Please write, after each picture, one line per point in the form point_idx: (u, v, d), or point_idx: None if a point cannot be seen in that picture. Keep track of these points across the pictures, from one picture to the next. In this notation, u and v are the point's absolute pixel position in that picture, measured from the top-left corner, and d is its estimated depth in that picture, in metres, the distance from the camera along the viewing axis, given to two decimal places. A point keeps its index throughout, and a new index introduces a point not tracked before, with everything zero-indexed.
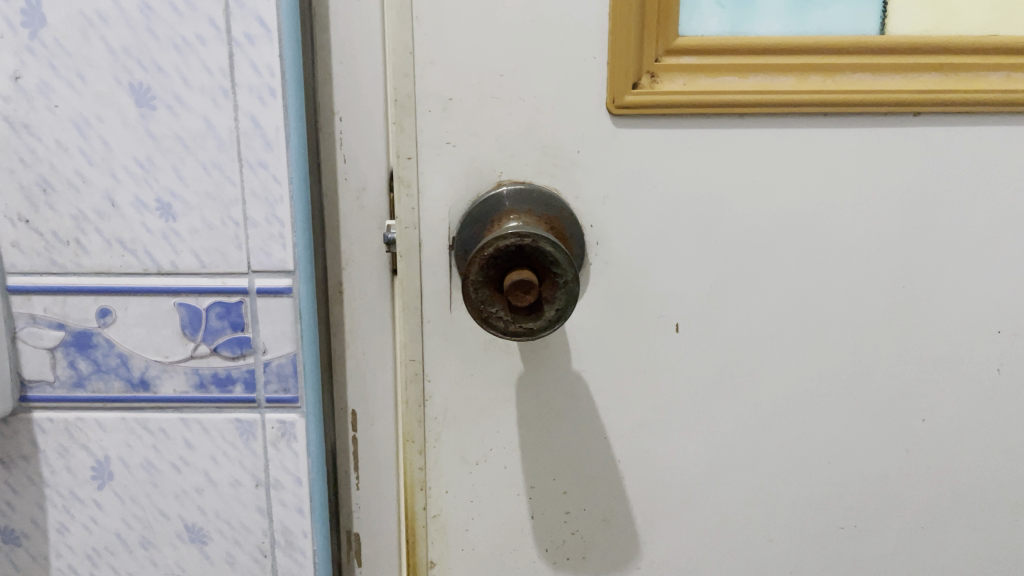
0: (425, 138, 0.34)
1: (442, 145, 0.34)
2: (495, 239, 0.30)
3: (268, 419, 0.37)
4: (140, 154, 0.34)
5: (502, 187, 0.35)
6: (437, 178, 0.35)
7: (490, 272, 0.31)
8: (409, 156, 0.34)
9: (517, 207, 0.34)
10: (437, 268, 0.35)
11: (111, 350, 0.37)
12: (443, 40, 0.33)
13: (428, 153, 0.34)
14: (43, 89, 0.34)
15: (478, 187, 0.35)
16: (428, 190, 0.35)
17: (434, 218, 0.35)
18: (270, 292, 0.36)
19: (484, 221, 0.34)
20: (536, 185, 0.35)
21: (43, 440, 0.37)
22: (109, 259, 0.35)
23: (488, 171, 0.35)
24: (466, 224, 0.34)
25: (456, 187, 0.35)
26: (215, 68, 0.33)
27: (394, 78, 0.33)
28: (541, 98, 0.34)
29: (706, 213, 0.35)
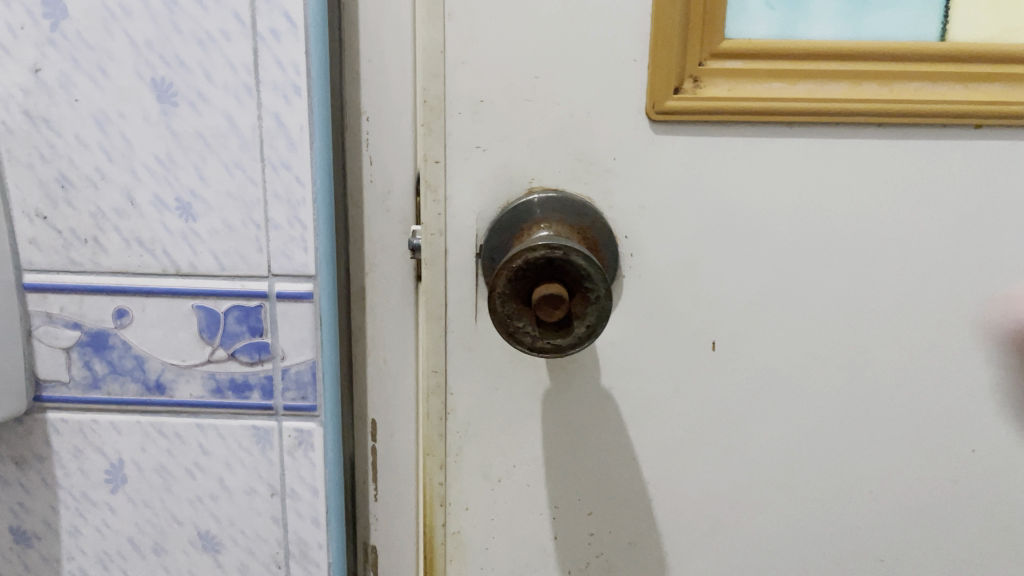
0: (454, 141, 0.33)
1: (472, 149, 0.33)
2: (524, 251, 0.29)
3: (285, 428, 0.36)
4: (161, 151, 0.33)
5: (533, 194, 0.33)
6: (466, 182, 0.33)
7: (517, 285, 0.29)
8: (437, 159, 0.33)
9: (548, 215, 0.32)
10: (462, 277, 0.34)
11: (126, 352, 0.35)
12: (475, 39, 0.31)
13: (457, 156, 0.33)
14: (64, 82, 0.33)
15: (509, 193, 0.33)
16: (456, 196, 0.33)
17: (461, 225, 0.33)
18: (290, 297, 0.35)
19: (514, 229, 0.33)
20: (568, 192, 0.33)
21: (58, 440, 0.36)
22: (127, 259, 0.34)
23: (519, 176, 0.33)
24: (494, 233, 0.33)
25: (484, 193, 0.33)
26: (239, 64, 0.32)
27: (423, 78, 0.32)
28: (578, 102, 0.32)
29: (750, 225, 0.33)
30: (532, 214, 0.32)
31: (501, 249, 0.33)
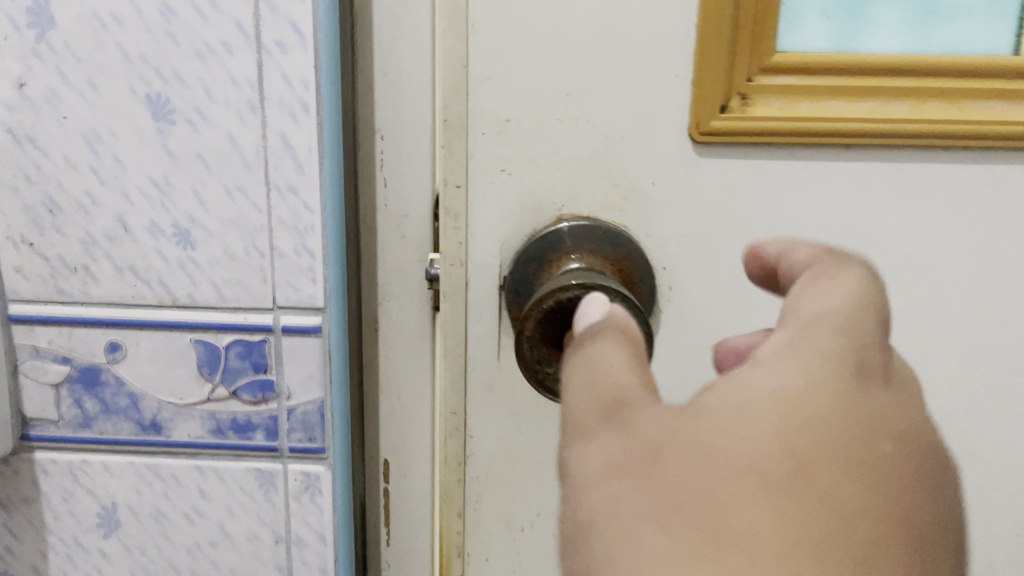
0: (477, 163, 0.29)
1: (497, 172, 0.30)
2: (556, 292, 0.25)
3: (291, 471, 0.33)
4: (156, 173, 0.30)
5: (563, 222, 0.30)
6: (489, 209, 0.30)
7: (547, 327, 0.26)
8: (458, 183, 0.30)
9: (579, 245, 0.29)
10: (484, 311, 0.31)
11: (120, 389, 0.33)
12: (501, 52, 0.28)
13: (480, 180, 0.30)
14: (51, 98, 0.30)
15: (536, 220, 0.30)
16: (478, 223, 0.30)
17: (484, 255, 0.30)
18: (296, 331, 0.32)
19: (541, 261, 0.29)
20: (601, 221, 0.30)
21: (47, 482, 0.34)
22: (120, 289, 0.32)
23: (548, 203, 0.30)
24: (519, 265, 0.30)
25: (509, 220, 0.30)
26: (242, 79, 0.29)
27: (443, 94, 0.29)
28: (614, 121, 0.29)
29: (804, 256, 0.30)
30: (563, 245, 0.29)
31: (528, 282, 0.30)
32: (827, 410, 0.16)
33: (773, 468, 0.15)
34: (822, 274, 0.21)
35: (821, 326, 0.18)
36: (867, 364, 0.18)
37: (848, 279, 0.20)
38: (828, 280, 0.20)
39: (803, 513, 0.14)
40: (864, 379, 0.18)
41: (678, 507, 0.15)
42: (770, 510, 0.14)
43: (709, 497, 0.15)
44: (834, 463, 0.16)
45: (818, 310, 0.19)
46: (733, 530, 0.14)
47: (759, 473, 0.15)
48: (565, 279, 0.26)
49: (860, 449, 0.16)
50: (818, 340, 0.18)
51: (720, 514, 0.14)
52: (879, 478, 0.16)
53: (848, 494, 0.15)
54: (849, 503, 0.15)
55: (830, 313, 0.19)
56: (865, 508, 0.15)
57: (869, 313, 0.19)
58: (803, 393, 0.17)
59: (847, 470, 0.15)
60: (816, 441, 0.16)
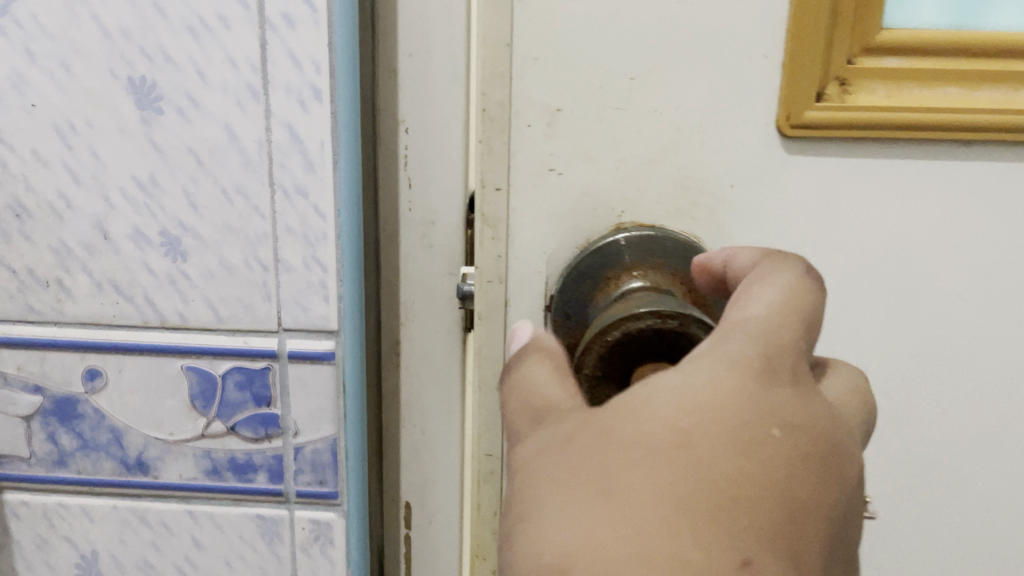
0: (521, 161, 0.24)
1: (544, 171, 0.24)
2: (626, 320, 0.19)
3: (298, 518, 0.29)
4: (140, 171, 0.26)
5: (622, 232, 0.24)
6: (535, 216, 0.24)
7: (613, 366, 0.19)
8: (498, 184, 0.24)
9: (643, 260, 0.23)
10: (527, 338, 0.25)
11: (100, 423, 0.28)
12: (550, 24, 0.22)
13: (523, 181, 0.24)
14: (17, 82, 0.25)
15: (590, 231, 0.24)
16: (520, 234, 0.24)
17: (526, 271, 0.25)
18: (304, 358, 0.27)
19: (596, 278, 0.24)
20: (668, 232, 0.24)
21: (18, 527, 0.29)
22: (100, 308, 0.27)
23: (604, 209, 0.24)
24: (569, 282, 0.24)
25: (558, 230, 0.24)
26: (241, 60, 0.25)
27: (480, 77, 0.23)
28: (686, 112, 0.23)
29: (919, 278, 0.24)
30: (622, 259, 0.24)
31: (580, 304, 0.24)
32: (729, 392, 0.14)
33: (656, 437, 0.14)
34: (755, 283, 0.17)
35: (735, 331, 0.16)
36: (793, 356, 0.16)
37: (779, 287, 0.17)
38: (757, 288, 0.17)
39: (678, 481, 0.13)
40: (789, 376, 0.15)
41: (574, 479, 0.14)
42: (660, 478, 0.13)
43: (590, 471, 0.14)
44: (739, 441, 0.14)
45: (743, 319, 0.16)
46: (605, 496, 0.13)
47: (650, 446, 0.13)
48: (635, 305, 0.20)
49: (763, 428, 0.14)
50: (734, 344, 0.15)
51: (600, 486, 0.13)
52: (783, 460, 0.14)
53: (738, 469, 0.13)
54: (734, 477, 0.13)
55: (762, 326, 0.16)
56: (756, 485, 0.13)
57: (798, 326, 0.16)
58: (698, 377, 0.14)
59: (737, 452, 0.13)
60: (716, 415, 0.14)
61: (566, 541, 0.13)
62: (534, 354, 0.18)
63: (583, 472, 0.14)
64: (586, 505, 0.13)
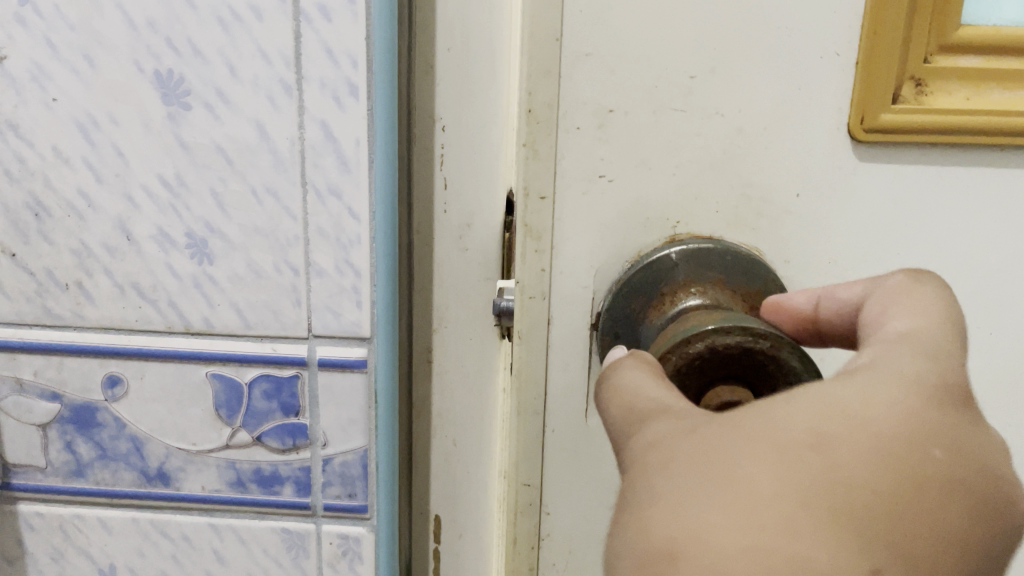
0: (569, 169, 0.21)
1: (593, 178, 0.21)
2: (716, 332, 0.16)
3: (326, 533, 0.27)
4: (166, 169, 0.25)
5: (676, 244, 0.21)
6: (584, 229, 0.21)
7: (691, 381, 0.16)
8: (544, 193, 0.21)
9: (699, 275, 0.21)
10: (571, 358, 0.22)
11: (120, 432, 0.27)
12: (604, 14, 0.19)
13: (571, 190, 0.21)
14: (36, 73, 0.24)
15: (641, 242, 0.22)
16: (567, 246, 0.22)
17: (571, 288, 0.22)
18: (335, 366, 0.26)
19: (649, 293, 0.21)
20: (726, 242, 0.21)
21: (33, 539, 0.28)
22: (122, 312, 0.26)
23: (657, 219, 0.21)
24: (621, 298, 0.21)
25: (606, 243, 0.22)
26: (275, 54, 0.23)
27: (526, 79, 0.20)
28: (750, 116, 0.20)
29: (1002, 296, 0.21)
30: (675, 274, 0.21)
31: (631, 321, 0.22)
32: (886, 405, 0.12)
33: (790, 433, 0.12)
34: (893, 298, 0.15)
35: (892, 345, 0.14)
36: (953, 368, 0.13)
37: (932, 300, 0.15)
38: (904, 296, 0.15)
39: (804, 475, 0.11)
40: (958, 399, 0.13)
41: (690, 461, 0.12)
42: (789, 470, 0.11)
43: (702, 457, 0.12)
44: (891, 457, 0.12)
45: (886, 335, 0.14)
46: (721, 483, 0.11)
47: (784, 439, 0.12)
48: (719, 318, 0.17)
49: (919, 448, 0.12)
50: (893, 358, 0.13)
51: (715, 474, 0.11)
52: (941, 479, 0.12)
53: (879, 481, 0.11)
54: (876, 486, 0.11)
55: (919, 340, 0.14)
56: (899, 497, 0.11)
57: (956, 343, 0.14)
58: (850, 385, 0.12)
59: (886, 466, 0.11)
60: (867, 423, 0.12)
61: (676, 521, 0.11)
62: (641, 355, 0.16)
63: (698, 459, 0.12)
64: (698, 489, 0.11)
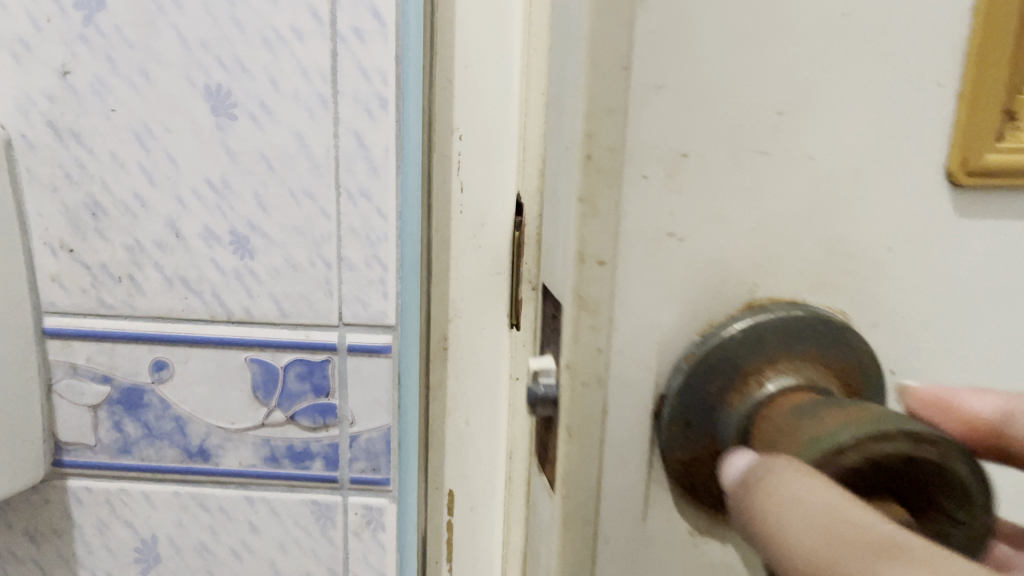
0: (631, 225, 0.14)
1: (657, 236, 0.14)
2: (869, 435, 0.11)
3: (351, 504, 0.30)
4: (213, 173, 0.27)
5: (766, 315, 0.14)
6: (650, 302, 0.14)
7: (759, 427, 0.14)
8: (604, 257, 0.14)
9: (790, 349, 0.14)
10: (631, 456, 0.15)
11: (164, 412, 0.30)
12: (686, 18, 0.13)
13: (633, 253, 0.14)
14: (97, 87, 0.27)
15: (716, 312, 0.14)
16: (624, 332, 0.14)
17: (633, 373, 0.15)
18: (363, 350, 0.29)
19: (731, 375, 0.14)
20: (816, 307, 0.14)
21: (81, 513, 0.31)
22: (169, 302, 0.28)
23: (732, 284, 0.14)
24: (693, 380, 0.14)
25: (667, 324, 0.14)
26: (313, 71, 0.26)
27: (585, 102, 0.13)
28: (852, 151, 0.13)
29: None
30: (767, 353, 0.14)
31: (707, 409, 0.14)
32: None
33: None
34: None
35: None
36: None
37: None
38: None
39: None
40: None
41: None
42: None
43: None
44: None
45: None
46: None
47: None
48: (852, 414, 0.12)
49: None
50: None
51: None
52: None
53: None
54: None
55: None
56: None
57: None
58: None
59: None
60: None
61: None
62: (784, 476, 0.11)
63: None
64: None
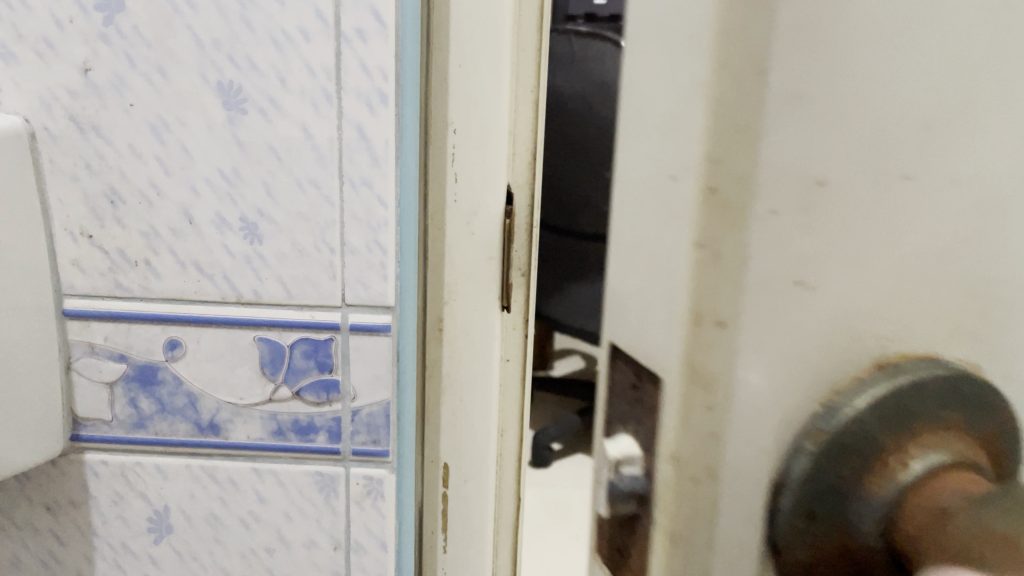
0: (754, 273, 0.14)
1: (782, 284, 0.14)
2: None
3: (353, 475, 0.32)
4: (225, 164, 0.29)
5: (894, 376, 0.14)
6: (770, 352, 0.14)
7: (910, 509, 0.14)
8: (722, 318, 0.14)
9: (930, 417, 0.14)
10: (745, 525, 0.14)
11: (178, 388, 0.32)
12: (833, 27, 0.13)
13: (759, 305, 0.14)
14: (116, 84, 0.29)
15: (840, 374, 0.14)
16: (743, 390, 0.14)
17: (749, 437, 0.14)
18: (364, 330, 0.31)
19: (864, 455, 0.14)
20: (948, 362, 0.15)
21: (97, 485, 0.32)
22: (183, 285, 0.30)
23: (862, 340, 0.14)
24: (824, 462, 0.14)
25: (792, 376, 0.14)
26: (319, 68, 0.28)
27: (706, 123, 0.13)
28: (997, 168, 0.14)
29: None
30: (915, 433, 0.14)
31: (837, 497, 0.14)
32: None
33: None
34: None
35: None
36: None
37: None
38: None
39: None
40: None
41: None
42: None
43: None
44: None
45: None
46: None
47: None
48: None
49: None
50: None
51: None
52: None
53: None
54: None
55: None
56: None
57: None
58: None
59: None
60: None
61: None
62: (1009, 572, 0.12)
63: None
64: None
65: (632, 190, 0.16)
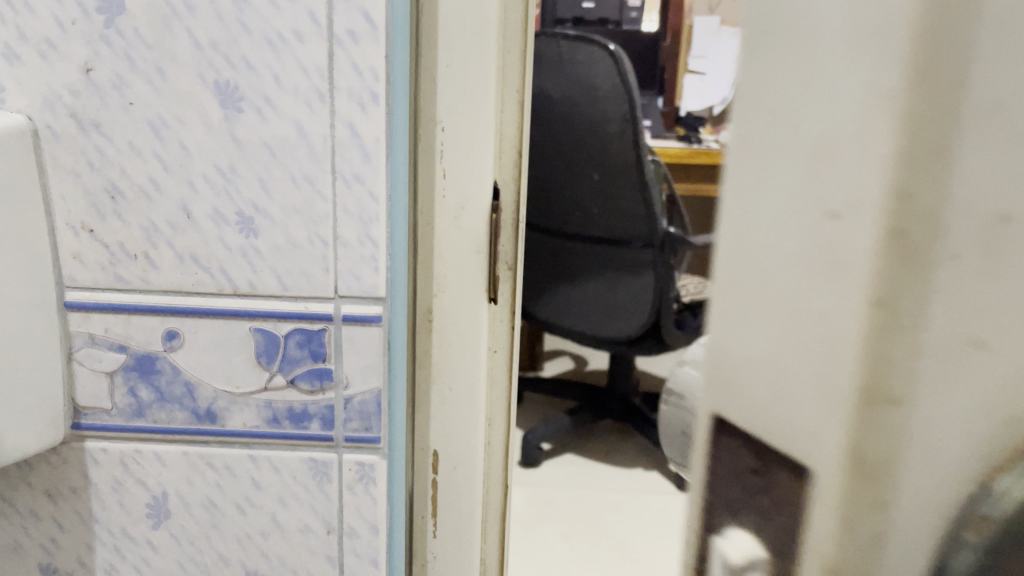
0: (933, 328, 0.12)
1: (957, 344, 0.12)
2: None
3: (346, 461, 0.33)
4: (221, 161, 0.30)
5: None
6: (956, 418, 0.13)
7: None
8: (898, 396, 0.12)
9: None
10: None
11: (176, 377, 0.33)
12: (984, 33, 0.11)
13: (936, 368, 0.12)
14: (117, 83, 0.30)
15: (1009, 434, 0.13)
16: (908, 467, 0.13)
17: (915, 519, 0.13)
18: (357, 320, 0.32)
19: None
20: None
21: (97, 472, 0.34)
22: (181, 277, 0.32)
23: None
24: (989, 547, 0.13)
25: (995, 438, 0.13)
26: (312, 69, 0.30)
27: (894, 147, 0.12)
28: None
29: None
30: None
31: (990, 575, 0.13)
32: None
33: None
34: None
35: None
36: None
37: None
38: None
39: None
40: None
41: None
42: None
43: None
44: None
45: None
46: None
47: None
48: None
49: None
50: None
51: None
52: None
53: None
54: None
55: None
56: None
57: None
58: None
59: None
60: None
61: None
62: None
63: None
64: None
65: (750, 190, 0.13)
